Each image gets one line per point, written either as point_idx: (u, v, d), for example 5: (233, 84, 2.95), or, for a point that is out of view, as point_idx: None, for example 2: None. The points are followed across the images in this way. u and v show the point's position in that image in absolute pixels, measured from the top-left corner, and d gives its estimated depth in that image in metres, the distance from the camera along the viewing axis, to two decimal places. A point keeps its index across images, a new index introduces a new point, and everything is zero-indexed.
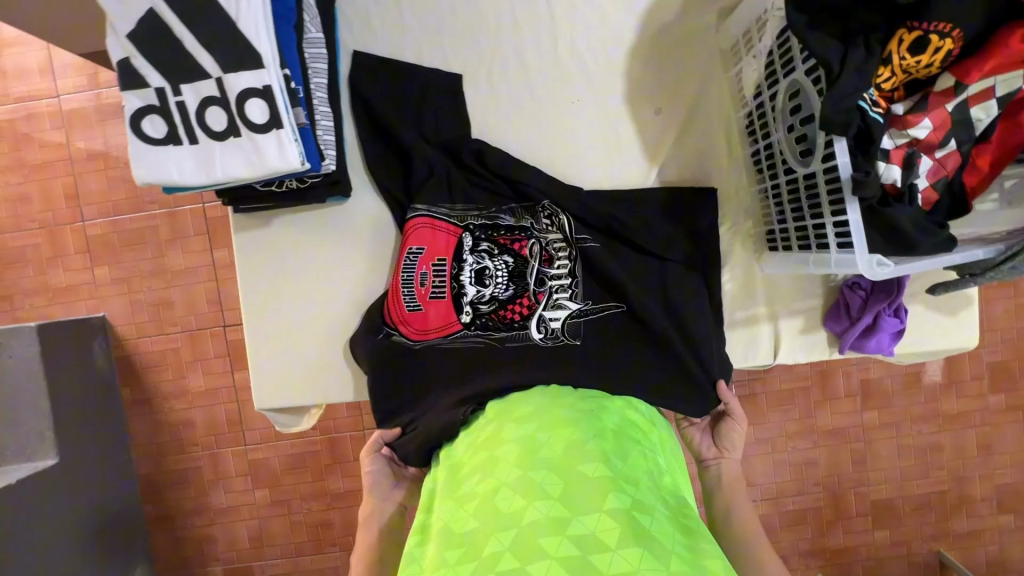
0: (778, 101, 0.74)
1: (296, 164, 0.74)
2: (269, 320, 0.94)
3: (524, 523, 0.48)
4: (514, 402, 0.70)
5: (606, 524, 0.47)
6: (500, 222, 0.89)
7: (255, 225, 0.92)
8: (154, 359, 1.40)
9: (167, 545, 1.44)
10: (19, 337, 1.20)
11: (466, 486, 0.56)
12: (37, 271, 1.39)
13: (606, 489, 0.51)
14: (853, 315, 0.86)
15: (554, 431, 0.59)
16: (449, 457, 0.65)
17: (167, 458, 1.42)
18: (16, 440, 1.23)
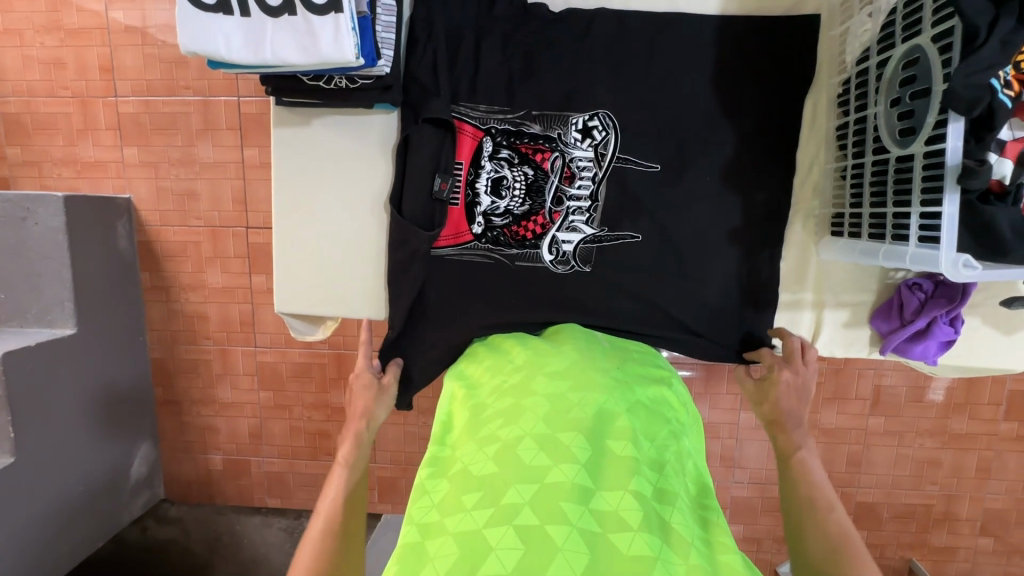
0: (888, 70, 0.72)
1: (349, 56, 0.73)
2: (305, 225, 0.91)
3: (547, 482, 0.54)
4: (543, 353, 0.74)
5: (627, 504, 0.53)
6: (525, 130, 0.87)
7: (298, 122, 0.89)
8: (175, 248, 1.40)
9: (171, 428, 1.50)
10: (45, 206, 1.21)
11: (490, 429, 0.62)
12: (67, 141, 1.37)
13: (632, 469, 0.57)
14: (905, 317, 0.85)
15: (584, 394, 0.64)
16: (471, 394, 0.71)
17: (178, 347, 1.45)
18: (35, 305, 1.25)
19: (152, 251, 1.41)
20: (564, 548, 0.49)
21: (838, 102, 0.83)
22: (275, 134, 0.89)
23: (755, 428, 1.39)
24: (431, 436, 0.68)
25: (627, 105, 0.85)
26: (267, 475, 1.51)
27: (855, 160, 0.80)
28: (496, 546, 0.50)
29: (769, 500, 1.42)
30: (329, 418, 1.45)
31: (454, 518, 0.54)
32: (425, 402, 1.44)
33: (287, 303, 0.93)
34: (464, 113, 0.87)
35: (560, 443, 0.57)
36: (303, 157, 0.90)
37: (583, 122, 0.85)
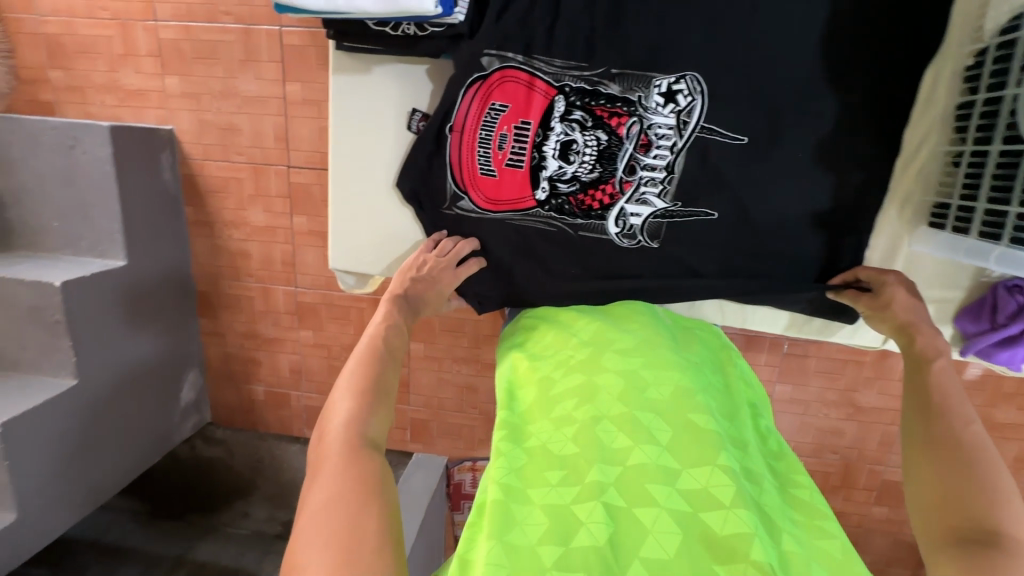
0: None
1: (429, 9, 0.71)
2: (358, 178, 0.91)
3: (631, 465, 0.54)
4: (611, 330, 0.73)
5: (718, 481, 0.52)
6: (602, 89, 0.80)
7: (356, 68, 0.87)
8: (218, 184, 1.39)
9: (217, 359, 1.56)
10: (92, 135, 1.20)
11: (563, 407, 0.62)
12: (108, 67, 1.34)
13: (719, 445, 0.56)
14: (997, 320, 0.81)
15: (658, 372, 0.64)
16: (535, 363, 0.71)
17: (222, 282, 1.48)
18: (87, 234, 1.28)
19: (196, 186, 1.40)
20: (655, 528, 0.49)
21: (969, 75, 0.75)
22: (333, 80, 0.87)
23: (789, 401, 1.38)
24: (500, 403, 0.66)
25: (716, 66, 0.77)
26: (306, 408, 1.58)
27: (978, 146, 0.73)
28: (587, 520, 0.49)
29: None
30: None
31: (539, 492, 0.53)
32: (459, 352, 1.46)
33: (342, 259, 0.95)
34: (538, 67, 0.80)
35: (638, 423, 0.58)
36: (359, 107, 0.88)
37: (668, 84, 0.79)
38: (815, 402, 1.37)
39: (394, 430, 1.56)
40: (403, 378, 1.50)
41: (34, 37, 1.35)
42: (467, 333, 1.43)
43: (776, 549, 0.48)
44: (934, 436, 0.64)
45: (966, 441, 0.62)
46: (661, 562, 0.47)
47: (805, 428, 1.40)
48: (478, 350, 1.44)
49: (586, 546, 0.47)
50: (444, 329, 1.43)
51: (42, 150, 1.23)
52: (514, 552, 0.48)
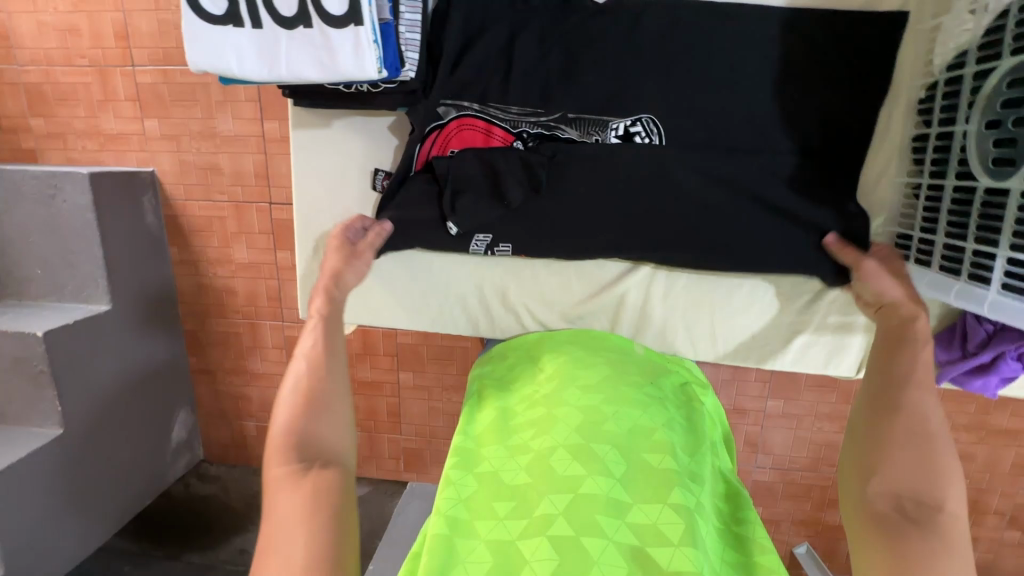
0: (990, 84, 0.65)
1: (371, 73, 0.74)
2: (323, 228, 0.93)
3: (581, 493, 0.56)
4: (574, 355, 0.75)
5: (666, 518, 0.55)
6: (558, 135, 0.86)
7: (316, 123, 0.90)
8: (201, 223, 1.40)
9: (207, 396, 1.55)
10: (72, 183, 1.21)
11: (519, 437, 0.64)
12: (88, 112, 1.35)
13: (671, 482, 0.58)
14: (968, 348, 0.82)
15: (619, 407, 0.65)
16: (497, 391, 0.74)
17: (209, 319, 1.48)
18: (71, 281, 1.28)
19: (179, 226, 1.41)
20: (601, 562, 0.51)
21: (920, 107, 0.79)
22: (292, 135, 0.91)
23: (782, 416, 1.37)
24: (455, 427, 0.70)
25: (670, 109, 0.83)
26: None
27: (933, 179, 0.76)
28: (532, 559, 0.51)
29: (790, 485, 1.42)
30: (356, 392, 1.49)
31: (487, 525, 0.56)
32: (449, 380, 1.45)
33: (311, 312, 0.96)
34: (494, 115, 0.86)
35: (593, 455, 0.59)
36: (319, 159, 0.91)
37: (626, 127, 0.83)
38: (807, 416, 1.36)
39: (388, 460, 1.55)
40: (394, 408, 1.49)
41: (14, 86, 1.36)
42: (455, 362, 1.42)
43: None
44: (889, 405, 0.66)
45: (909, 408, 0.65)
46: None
47: (800, 442, 1.39)
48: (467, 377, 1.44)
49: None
50: (432, 358, 1.43)
51: (23, 200, 1.23)
52: None
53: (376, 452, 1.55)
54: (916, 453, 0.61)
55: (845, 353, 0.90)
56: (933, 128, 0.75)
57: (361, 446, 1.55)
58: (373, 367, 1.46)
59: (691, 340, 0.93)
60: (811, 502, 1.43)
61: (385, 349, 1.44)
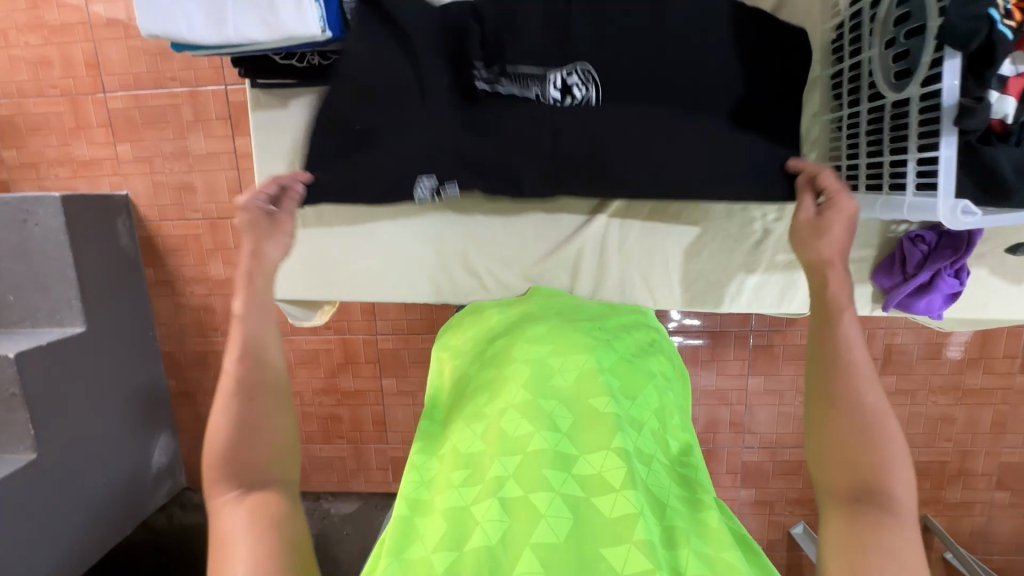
0: (882, 9, 0.73)
1: (315, 30, 0.79)
2: (288, 208, 0.97)
3: (529, 451, 0.57)
4: (523, 321, 0.78)
5: (610, 465, 0.56)
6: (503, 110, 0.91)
7: (272, 102, 0.93)
8: (176, 242, 1.41)
9: (189, 419, 1.53)
10: (44, 207, 1.22)
11: (475, 405, 0.66)
12: (61, 141, 1.37)
13: (615, 427, 0.60)
14: (908, 271, 0.87)
15: (566, 355, 0.68)
16: (455, 361, 0.78)
17: (188, 338, 1.47)
18: (45, 305, 1.28)
19: (155, 247, 1.42)
20: (548, 514, 0.52)
21: (833, 46, 0.86)
22: (250, 117, 0.94)
23: (764, 392, 1.38)
24: (423, 414, 0.73)
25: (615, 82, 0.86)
26: None
27: (851, 107, 0.82)
28: (482, 520, 0.53)
29: (780, 463, 1.42)
30: (339, 403, 1.48)
31: (443, 497, 0.57)
32: None
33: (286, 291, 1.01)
34: None
35: (541, 410, 0.61)
36: (275, 138, 0.94)
37: (563, 79, 0.86)
38: (789, 390, 1.38)
39: (376, 472, 1.53)
40: (379, 416, 1.48)
41: None
42: None
43: (659, 525, 0.53)
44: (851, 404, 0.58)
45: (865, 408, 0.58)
46: (549, 550, 0.50)
47: (784, 418, 1.40)
48: None
49: (479, 544, 0.51)
50: (414, 361, 1.43)
51: None
52: (413, 564, 0.52)
53: (363, 464, 1.52)
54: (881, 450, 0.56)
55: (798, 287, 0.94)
56: (845, 60, 0.82)
57: (349, 459, 1.52)
58: (356, 376, 1.46)
59: (647, 286, 0.96)
60: (803, 479, 1.43)
61: (366, 357, 1.44)
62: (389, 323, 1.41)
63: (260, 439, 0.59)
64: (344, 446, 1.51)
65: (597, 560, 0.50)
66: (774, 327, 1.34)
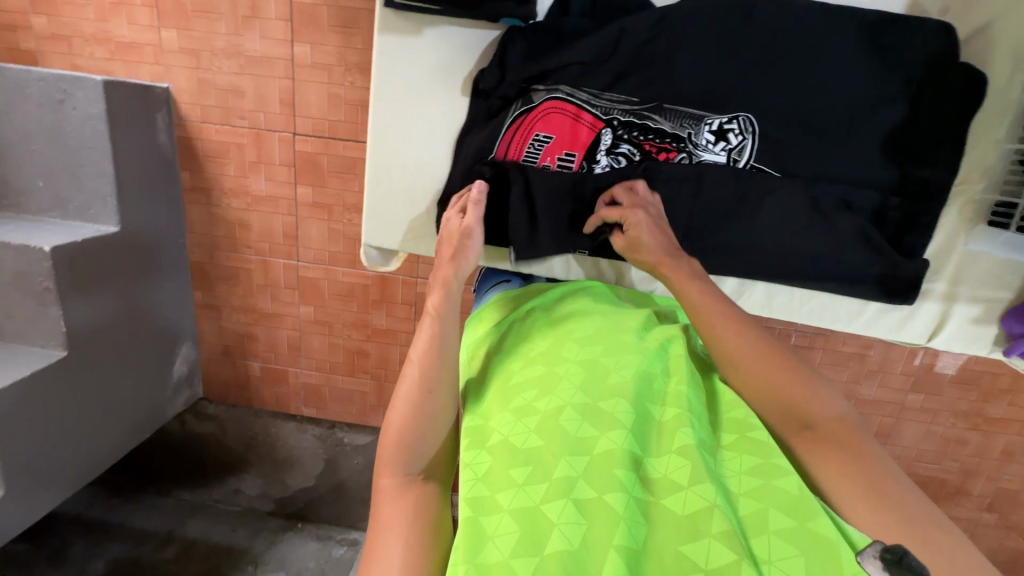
0: None
1: None
2: (396, 141, 0.93)
3: (597, 453, 0.62)
4: (570, 320, 0.81)
5: (676, 462, 0.60)
6: (649, 125, 0.89)
7: (406, 27, 0.88)
8: (217, 148, 1.32)
9: (213, 333, 1.49)
10: (84, 90, 1.12)
11: (526, 402, 0.69)
12: (98, 16, 1.24)
13: (680, 424, 0.63)
14: None
15: (619, 356, 0.72)
16: (498, 357, 0.79)
17: (220, 252, 1.41)
18: (76, 196, 1.20)
19: (193, 150, 1.32)
20: (625, 515, 0.56)
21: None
22: (380, 34, 0.88)
23: None
24: (467, 409, 0.74)
25: (766, 110, 0.86)
26: (304, 386, 1.55)
27: None
28: (557, 521, 0.56)
29: None
30: (369, 339, 1.46)
31: (507, 494, 0.60)
32: None
33: (373, 234, 0.98)
34: (585, 100, 0.88)
35: (601, 412, 0.65)
36: (404, 65, 0.89)
37: (719, 123, 0.87)
38: None
39: None
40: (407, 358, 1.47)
41: None
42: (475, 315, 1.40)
43: (734, 514, 0.57)
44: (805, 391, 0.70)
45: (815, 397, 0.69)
46: (630, 551, 0.54)
47: None
48: None
49: (559, 547, 0.54)
50: None
51: (27, 104, 1.13)
52: (492, 567, 0.54)
53: (384, 401, 1.53)
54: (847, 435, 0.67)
55: (912, 321, 0.94)
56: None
57: (371, 394, 1.53)
58: (389, 315, 1.43)
59: (766, 297, 0.95)
60: None
61: (403, 299, 1.40)
62: (433, 268, 1.36)
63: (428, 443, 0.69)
64: (367, 381, 1.51)
65: (681, 559, 0.53)
66: (820, 331, 1.33)
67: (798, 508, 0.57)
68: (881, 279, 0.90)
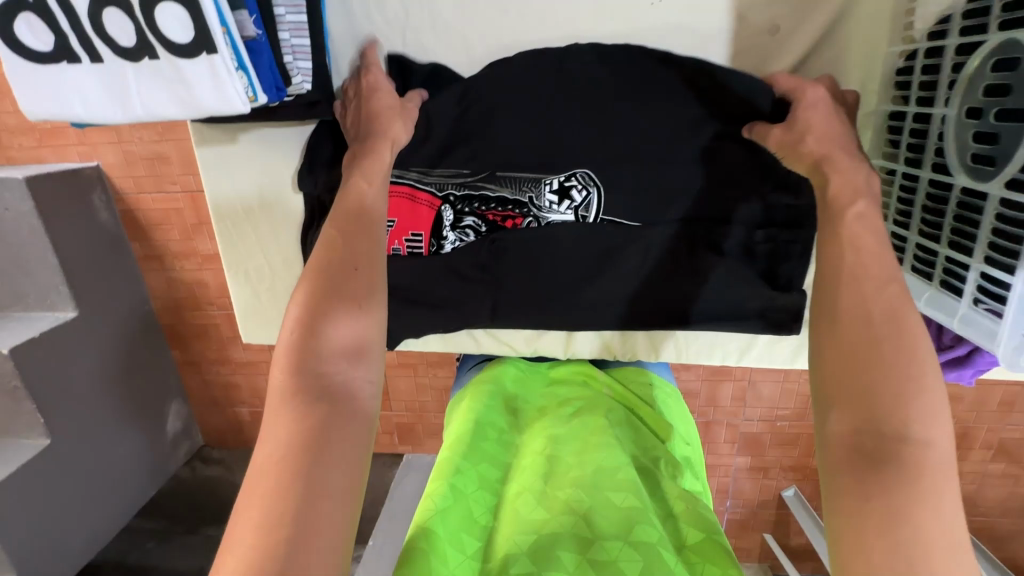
0: (974, 65, 0.62)
1: (238, 103, 0.67)
2: (243, 244, 0.93)
3: (544, 533, 0.58)
4: (547, 409, 0.80)
5: (627, 555, 0.55)
6: (488, 194, 0.82)
7: (221, 137, 0.87)
8: (157, 216, 1.33)
9: (198, 387, 1.55)
10: (10, 189, 1.15)
11: (495, 480, 0.69)
12: (17, 106, 1.25)
13: (641, 516, 0.59)
14: (941, 340, 0.80)
15: (594, 438, 0.69)
16: (471, 412, 0.78)
17: (186, 312, 1.45)
18: (32, 289, 1.24)
19: (136, 221, 1.35)
20: None
21: (897, 78, 0.75)
22: (199, 148, 0.88)
23: (770, 370, 1.36)
24: (443, 446, 0.72)
25: (602, 159, 0.80)
26: None
27: (908, 167, 0.74)
28: None
29: (779, 434, 1.44)
30: None
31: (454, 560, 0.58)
32: (432, 356, 1.44)
33: (252, 332, 0.99)
34: (416, 180, 0.82)
35: (563, 493, 0.62)
36: (228, 172, 0.89)
37: (558, 182, 0.81)
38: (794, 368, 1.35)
39: (382, 435, 1.58)
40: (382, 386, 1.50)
41: None
42: None
43: None
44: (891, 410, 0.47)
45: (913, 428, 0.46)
46: None
47: (786, 394, 1.38)
48: (450, 353, 1.42)
49: None
50: None
51: None
52: None
53: None
54: (925, 502, 0.43)
55: (806, 349, 0.90)
56: (908, 107, 0.72)
57: None
58: None
59: (652, 342, 0.91)
60: (800, 449, 1.45)
61: None
62: None
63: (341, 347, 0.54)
64: None
65: None
66: None
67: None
68: (765, 311, 0.84)
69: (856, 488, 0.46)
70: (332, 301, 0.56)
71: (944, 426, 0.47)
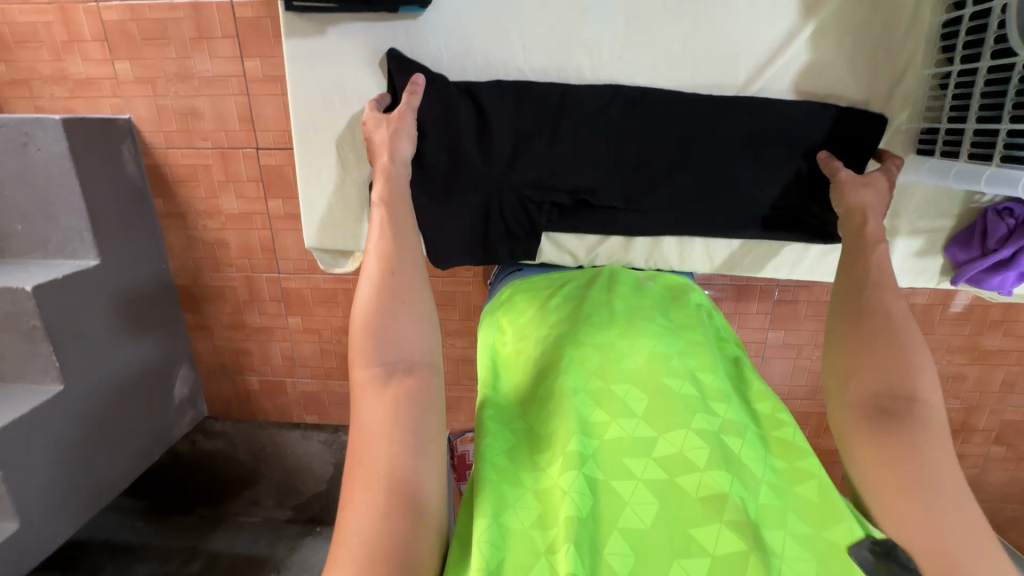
0: None
1: None
2: (319, 141, 1.00)
3: (608, 438, 0.61)
4: (586, 302, 0.82)
5: (692, 445, 0.59)
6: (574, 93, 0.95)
7: (308, 32, 0.95)
8: (185, 172, 1.34)
9: (208, 352, 1.52)
10: (44, 130, 1.15)
11: (543, 382, 0.70)
12: (53, 56, 1.26)
13: (692, 409, 0.63)
14: (987, 246, 0.94)
15: (633, 339, 0.72)
16: (512, 338, 0.80)
17: (203, 273, 1.43)
18: (55, 234, 1.24)
19: (163, 176, 1.35)
20: (633, 500, 0.56)
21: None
22: (287, 41, 0.95)
23: (782, 346, 1.39)
24: (483, 382, 0.74)
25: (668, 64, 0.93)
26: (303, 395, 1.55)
27: (966, 64, 0.82)
28: (569, 492, 0.55)
29: (790, 413, 1.46)
30: None
31: (527, 476, 0.60)
32: (451, 325, 1.44)
33: (317, 238, 1.05)
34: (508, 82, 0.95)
35: (615, 395, 0.65)
36: (313, 67, 0.97)
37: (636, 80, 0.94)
38: (808, 344, 1.38)
39: None
40: None
41: None
42: (457, 306, 1.41)
43: (753, 504, 0.56)
44: (894, 383, 0.65)
45: (911, 392, 0.64)
46: (639, 534, 0.54)
47: (799, 371, 1.41)
48: (470, 321, 1.43)
49: (569, 514, 0.53)
50: None
51: None
52: (507, 538, 0.54)
53: None
54: (926, 444, 0.60)
55: None
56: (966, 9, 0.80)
57: None
58: None
59: (707, 254, 1.03)
60: (808, 429, 1.47)
61: None
62: None
63: (397, 350, 0.65)
64: None
65: (690, 542, 0.53)
66: (804, 283, 1.32)
67: (824, 514, 0.57)
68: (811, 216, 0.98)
69: (876, 441, 0.62)
70: (385, 318, 0.67)
71: (933, 390, 0.64)
